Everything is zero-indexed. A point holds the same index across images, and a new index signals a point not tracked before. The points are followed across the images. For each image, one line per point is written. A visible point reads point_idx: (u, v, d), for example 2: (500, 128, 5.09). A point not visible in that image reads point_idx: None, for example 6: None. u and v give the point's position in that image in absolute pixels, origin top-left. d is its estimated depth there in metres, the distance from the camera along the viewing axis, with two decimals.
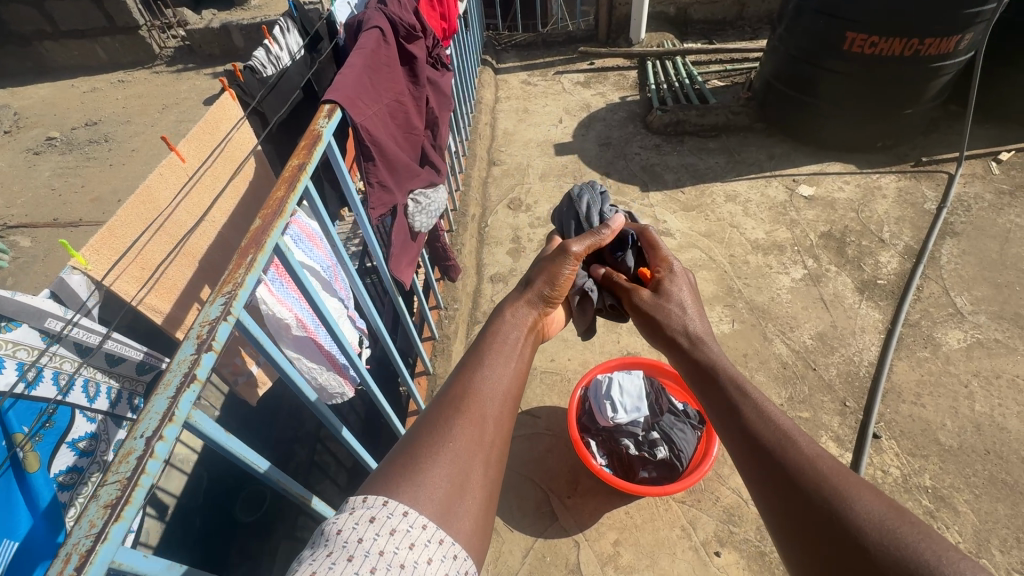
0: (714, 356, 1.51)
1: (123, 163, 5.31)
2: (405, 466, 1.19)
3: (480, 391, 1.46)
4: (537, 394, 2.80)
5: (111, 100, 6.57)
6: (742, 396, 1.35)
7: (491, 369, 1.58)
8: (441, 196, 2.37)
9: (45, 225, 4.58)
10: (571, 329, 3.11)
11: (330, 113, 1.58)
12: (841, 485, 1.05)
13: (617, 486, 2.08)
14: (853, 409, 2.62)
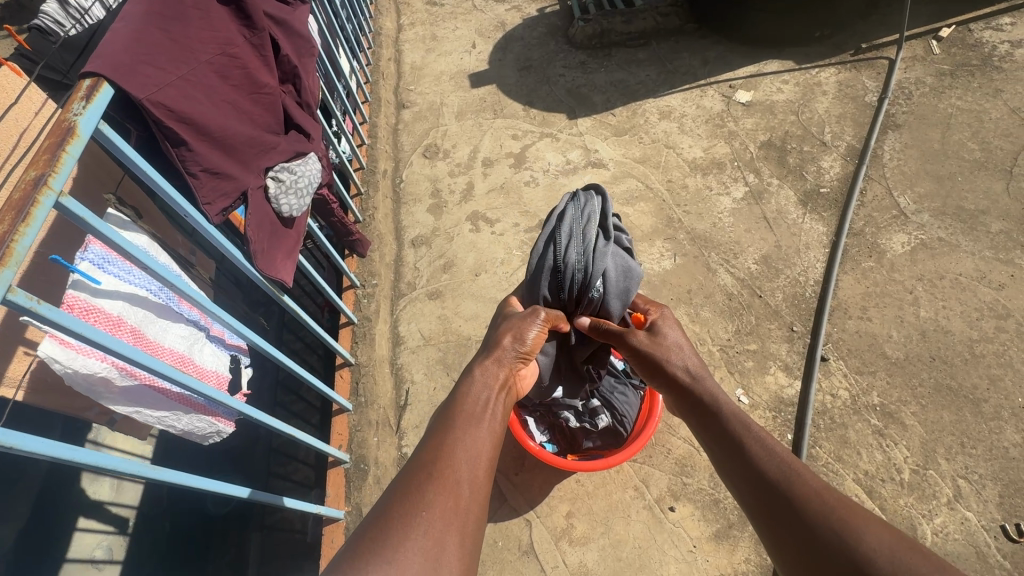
0: (713, 390, 1.39)
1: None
2: (374, 541, 1.11)
3: (456, 451, 1.33)
4: None
5: None
6: (738, 418, 1.27)
7: (467, 431, 1.40)
8: (315, 167, 1.96)
9: None
10: (505, 289, 2.83)
11: (89, 91, 1.18)
12: (845, 515, 0.97)
13: (561, 466, 1.92)
14: (801, 333, 2.50)
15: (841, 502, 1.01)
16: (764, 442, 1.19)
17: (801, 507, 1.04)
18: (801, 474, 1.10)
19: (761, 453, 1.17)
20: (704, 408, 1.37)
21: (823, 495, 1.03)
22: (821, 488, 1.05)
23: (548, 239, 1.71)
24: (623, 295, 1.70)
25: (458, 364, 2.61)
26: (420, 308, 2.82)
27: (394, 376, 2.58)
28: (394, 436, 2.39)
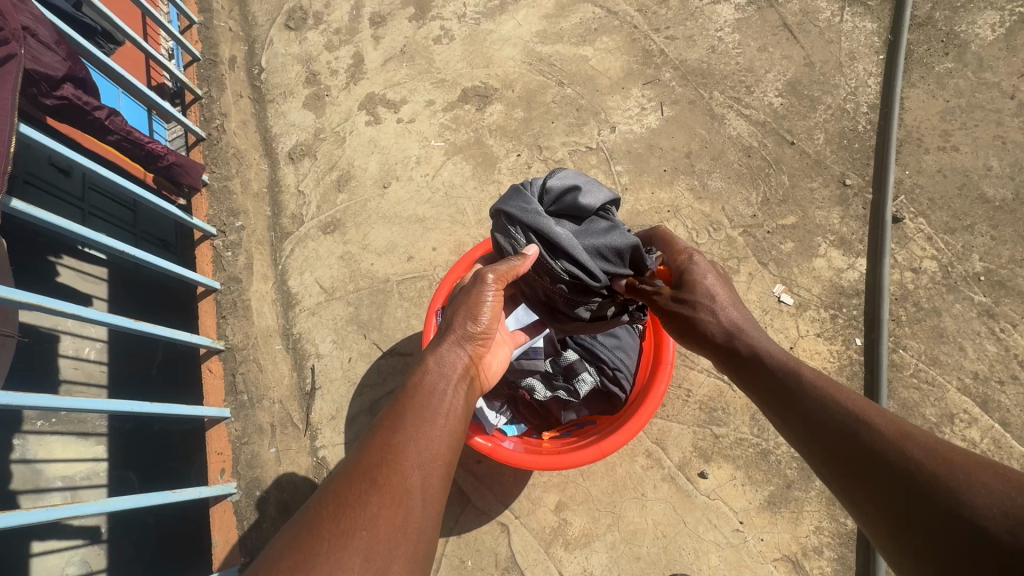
0: (754, 332, 0.98)
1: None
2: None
3: (405, 450, 0.79)
4: (399, 320, 1.81)
5: None
6: (795, 366, 0.90)
7: (417, 419, 0.83)
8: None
9: None
10: (428, 200, 1.97)
11: None
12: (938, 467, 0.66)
13: (528, 464, 1.24)
14: (857, 188, 1.71)
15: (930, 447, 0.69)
16: (825, 386, 0.85)
17: (893, 479, 0.70)
18: (883, 422, 0.75)
19: (830, 409, 0.81)
20: (748, 369, 0.96)
21: (905, 437, 0.72)
22: (903, 434, 0.72)
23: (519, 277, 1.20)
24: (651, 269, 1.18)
25: (377, 319, 1.83)
26: (314, 250, 1.97)
27: (291, 352, 1.81)
28: (303, 438, 1.69)
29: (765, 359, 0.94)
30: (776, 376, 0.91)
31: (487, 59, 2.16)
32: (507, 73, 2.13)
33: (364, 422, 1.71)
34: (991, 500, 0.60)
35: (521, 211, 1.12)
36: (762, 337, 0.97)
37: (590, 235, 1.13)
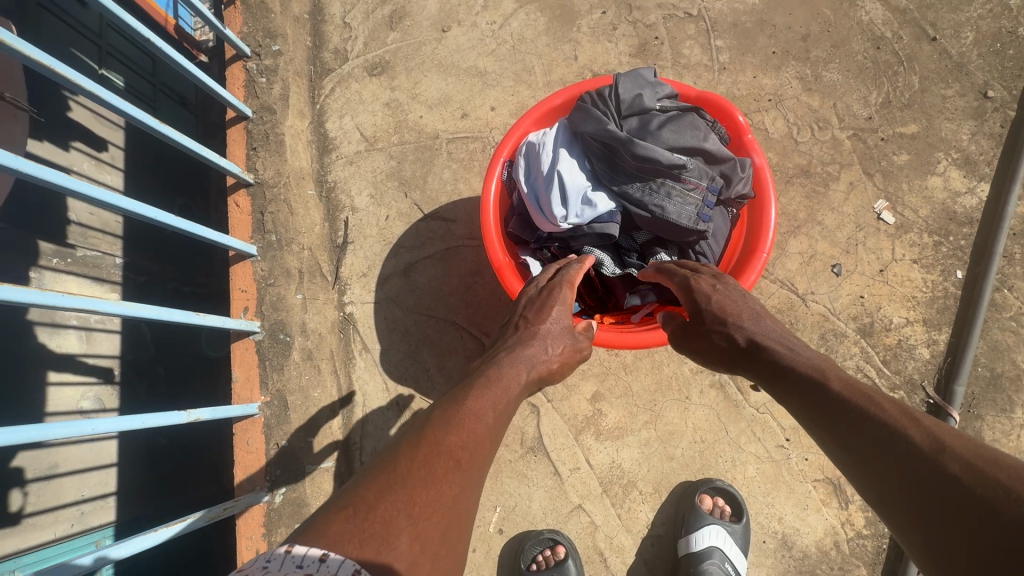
0: (773, 336, 0.90)
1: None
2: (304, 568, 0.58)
3: (476, 424, 0.81)
4: (445, 182, 1.64)
5: None
6: (818, 368, 0.80)
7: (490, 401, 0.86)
8: None
9: None
10: (492, 53, 1.71)
11: None
12: (969, 476, 0.56)
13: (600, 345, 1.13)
14: (999, 103, 1.46)
15: (967, 455, 0.58)
16: (848, 388, 0.74)
17: (936, 505, 0.58)
18: (922, 433, 0.63)
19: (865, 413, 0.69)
20: (769, 380, 0.85)
21: (933, 440, 0.62)
22: (936, 442, 0.61)
23: (598, 179, 1.12)
24: (733, 166, 1.07)
25: (421, 178, 1.65)
26: (357, 92, 1.75)
27: (324, 200, 1.67)
28: (331, 289, 1.59)
29: (788, 361, 0.84)
30: (806, 382, 0.79)
31: None
32: None
33: (397, 284, 1.59)
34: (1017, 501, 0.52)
35: (588, 119, 1.07)
36: (783, 336, 0.90)
37: (670, 134, 1.06)
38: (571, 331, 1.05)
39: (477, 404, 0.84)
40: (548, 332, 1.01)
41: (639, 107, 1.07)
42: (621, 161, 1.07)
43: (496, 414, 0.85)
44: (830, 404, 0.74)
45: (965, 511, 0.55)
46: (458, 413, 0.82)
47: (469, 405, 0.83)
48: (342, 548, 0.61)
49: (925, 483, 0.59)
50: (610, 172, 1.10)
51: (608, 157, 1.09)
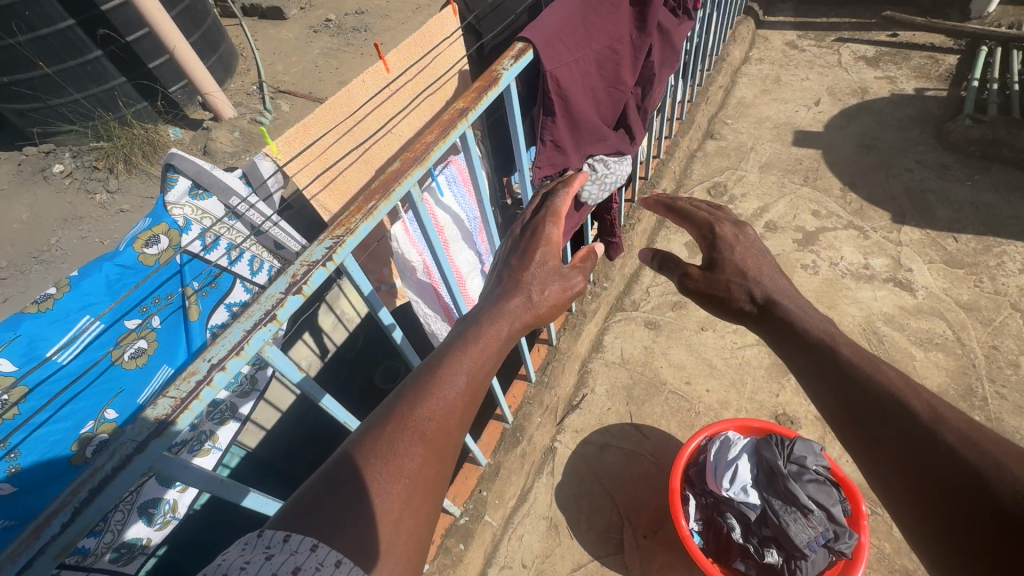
0: (787, 296, 1.35)
1: (357, 35, 5.38)
2: (268, 549, 0.69)
3: (431, 411, 0.94)
4: (655, 413, 2.44)
5: None
6: (849, 352, 1.17)
7: (440, 393, 0.96)
8: (625, 169, 2.05)
9: (290, 80, 4.87)
10: (725, 358, 2.58)
11: (519, 56, 1.38)
12: (962, 445, 0.87)
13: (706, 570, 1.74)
14: None
15: (960, 431, 0.89)
16: (853, 357, 1.15)
17: (935, 472, 0.88)
18: (923, 410, 0.96)
19: (889, 403, 1.02)
20: (811, 356, 1.23)
21: (926, 415, 0.95)
22: (937, 418, 0.94)
23: (757, 480, 1.85)
24: (842, 531, 1.71)
25: (642, 400, 2.49)
26: (632, 329, 2.75)
27: (579, 375, 2.60)
28: (554, 426, 2.44)
29: (830, 351, 1.19)
30: (840, 370, 1.15)
31: (833, 304, 2.68)
32: (841, 323, 2.61)
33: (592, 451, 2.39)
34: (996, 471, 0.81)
35: (767, 447, 1.87)
36: (797, 304, 1.34)
37: (812, 487, 1.77)
38: (556, 272, 1.24)
39: (436, 395, 0.96)
40: (538, 265, 1.23)
41: (800, 461, 1.82)
42: (776, 480, 1.80)
43: (450, 407, 0.96)
44: (856, 378, 1.10)
45: (968, 483, 0.82)
46: (417, 402, 0.93)
47: (427, 401, 0.94)
48: (307, 532, 0.73)
49: (925, 440, 0.92)
50: (766, 481, 1.83)
51: (769, 473, 1.84)
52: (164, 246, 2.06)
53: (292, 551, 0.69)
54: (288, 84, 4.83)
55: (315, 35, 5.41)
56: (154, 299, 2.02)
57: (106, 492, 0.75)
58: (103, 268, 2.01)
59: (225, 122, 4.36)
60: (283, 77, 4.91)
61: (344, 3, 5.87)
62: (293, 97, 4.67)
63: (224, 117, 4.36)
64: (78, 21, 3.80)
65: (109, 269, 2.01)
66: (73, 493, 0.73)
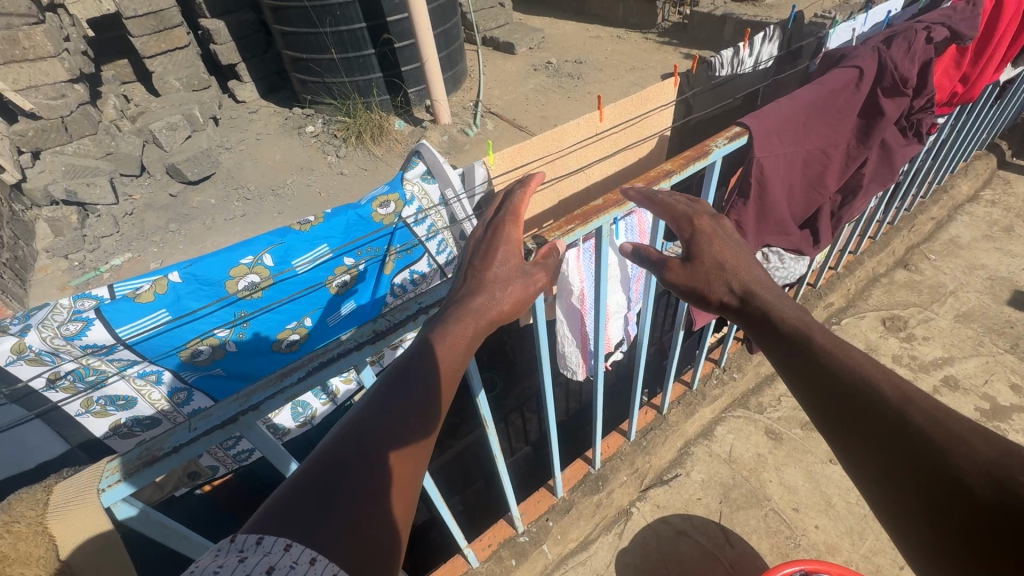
0: (760, 280, 0.96)
1: (568, 80, 5.87)
2: (241, 551, 0.56)
3: (402, 403, 0.77)
4: (748, 525, 2.19)
5: (585, 23, 7.29)
6: (795, 323, 0.88)
7: (411, 384, 0.79)
8: (798, 269, 2.00)
9: (499, 105, 5.50)
10: (850, 503, 2.24)
11: (733, 137, 1.47)
12: (935, 431, 0.67)
13: None
14: None
15: (934, 417, 0.69)
16: (802, 334, 0.86)
17: (918, 467, 0.68)
18: (897, 389, 0.74)
19: (870, 387, 0.75)
20: (765, 335, 0.91)
21: (894, 394, 0.73)
22: (906, 397, 0.72)
23: None
24: None
25: (738, 505, 2.25)
26: (750, 429, 2.52)
27: (678, 451, 2.44)
28: (635, 491, 2.29)
29: (779, 321, 0.89)
30: (799, 351, 0.85)
31: None
32: None
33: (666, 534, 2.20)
34: (976, 457, 0.63)
35: None
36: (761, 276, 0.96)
37: None
38: (520, 267, 0.96)
39: (407, 385, 0.79)
40: (494, 278, 0.93)
41: None
42: None
43: (422, 396, 0.79)
44: (824, 365, 0.81)
45: (953, 481, 0.63)
46: (388, 399, 0.77)
47: (394, 395, 0.77)
48: (277, 533, 0.59)
49: (901, 428, 0.70)
50: None
51: None
52: (391, 211, 1.99)
53: (267, 551, 0.57)
54: (499, 108, 5.46)
55: (534, 73, 6.06)
56: (368, 248, 2.04)
57: (322, 372, 0.84)
58: (347, 212, 2.02)
59: (439, 125, 5.02)
60: (495, 102, 5.56)
61: (567, 53, 6.48)
62: (497, 119, 5.26)
63: (440, 121, 5.02)
64: (368, 25, 4.72)
65: (350, 215, 2.03)
66: (299, 364, 0.84)
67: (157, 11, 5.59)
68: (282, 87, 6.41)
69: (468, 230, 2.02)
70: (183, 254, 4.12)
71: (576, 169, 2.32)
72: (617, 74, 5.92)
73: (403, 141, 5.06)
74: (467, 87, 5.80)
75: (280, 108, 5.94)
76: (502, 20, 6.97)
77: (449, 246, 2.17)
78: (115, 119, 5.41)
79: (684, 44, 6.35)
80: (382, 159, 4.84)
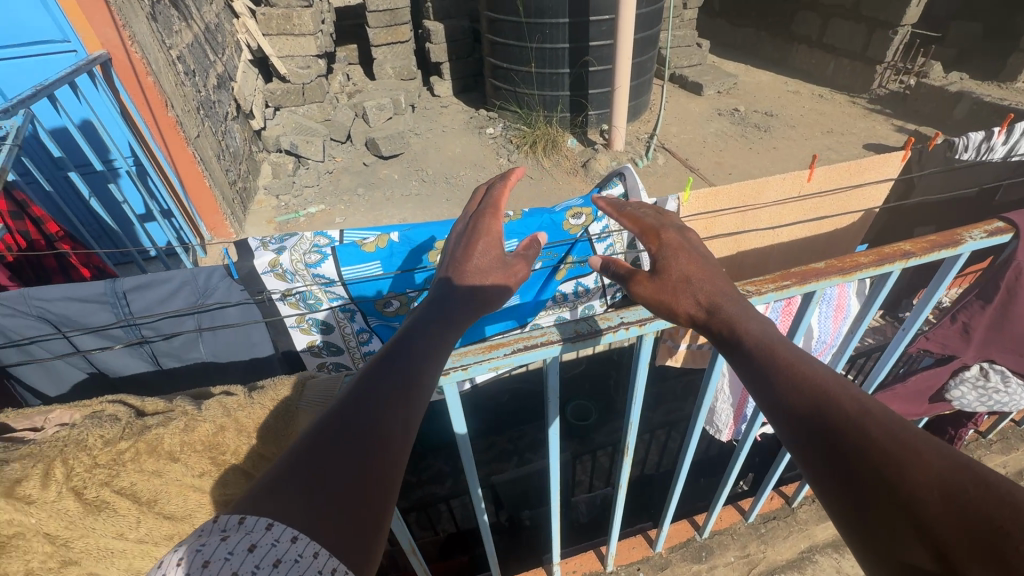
0: (726, 292, 0.83)
1: (754, 132, 5.59)
2: (224, 531, 0.52)
3: (396, 370, 0.71)
4: None
5: (784, 77, 6.90)
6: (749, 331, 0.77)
7: (404, 352, 0.74)
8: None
9: (674, 143, 5.41)
10: None
11: (996, 232, 1.21)
12: (893, 449, 0.58)
13: None
14: None
15: (899, 442, 0.59)
16: (764, 348, 0.73)
17: (871, 493, 0.58)
18: (865, 413, 0.62)
19: (841, 410, 0.63)
20: (726, 348, 0.78)
21: (865, 415, 0.62)
22: (864, 411, 0.62)
23: None
24: None
25: None
26: None
27: None
28: None
29: (742, 332, 0.77)
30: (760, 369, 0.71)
31: None
32: None
33: None
34: (930, 477, 0.56)
35: None
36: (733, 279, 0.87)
37: None
38: (500, 258, 1.04)
39: (404, 352, 0.74)
40: (476, 264, 1.00)
41: None
42: None
43: (415, 359, 0.73)
44: (795, 385, 0.67)
45: (904, 507, 0.56)
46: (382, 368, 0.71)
47: (388, 362, 0.72)
48: (259, 511, 0.53)
49: (871, 466, 0.59)
50: None
51: None
52: (581, 224, 2.00)
53: (247, 530, 0.52)
54: (673, 145, 5.39)
55: (718, 117, 5.88)
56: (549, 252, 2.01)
57: (529, 354, 0.81)
58: (544, 216, 1.98)
59: (611, 150, 5.07)
60: (671, 139, 5.49)
61: (758, 104, 6.17)
62: (670, 156, 5.18)
63: (613, 146, 5.08)
64: (570, 46, 4.96)
65: (546, 219, 1.98)
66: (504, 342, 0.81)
67: (394, 9, 6.37)
68: (474, 89, 6.98)
69: (644, 260, 2.05)
70: (362, 216, 4.66)
71: (765, 226, 2.24)
72: (811, 134, 5.50)
73: (572, 157, 5.20)
74: (646, 119, 5.80)
75: (468, 108, 6.48)
76: (696, 61, 6.87)
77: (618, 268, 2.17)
78: (337, 92, 6.31)
79: (899, 117, 5.71)
80: (549, 171, 5.03)
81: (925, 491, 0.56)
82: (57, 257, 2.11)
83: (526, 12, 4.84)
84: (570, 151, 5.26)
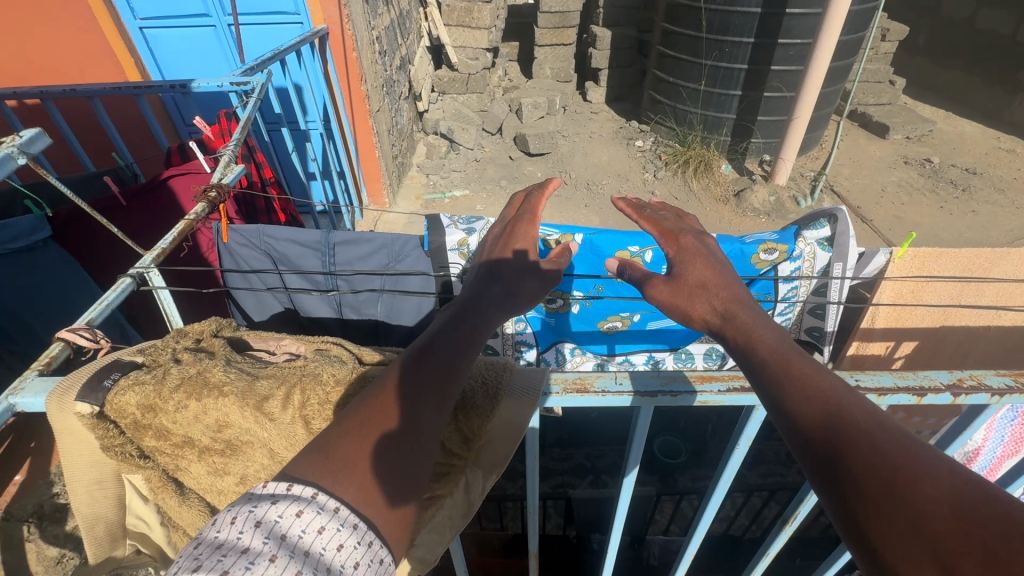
0: (748, 304, 0.84)
1: (948, 189, 4.86)
2: (271, 496, 0.63)
3: (424, 348, 0.82)
4: None
5: (997, 131, 5.90)
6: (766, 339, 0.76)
7: (436, 335, 0.85)
8: None
9: (846, 187, 4.87)
10: None
11: None
12: (902, 462, 0.57)
13: None
14: None
15: (912, 461, 0.57)
16: (778, 358, 0.72)
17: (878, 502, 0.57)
18: (877, 426, 0.61)
19: (854, 422, 0.61)
20: (739, 352, 0.77)
21: (879, 427, 0.61)
22: (879, 424, 0.61)
23: None
24: None
25: None
26: None
27: None
28: None
29: (758, 340, 0.76)
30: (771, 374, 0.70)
31: None
32: None
33: None
34: (936, 495, 0.55)
35: None
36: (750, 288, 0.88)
37: None
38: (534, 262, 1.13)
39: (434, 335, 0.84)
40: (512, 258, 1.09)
41: None
42: None
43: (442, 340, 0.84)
44: (808, 393, 0.66)
45: (912, 521, 0.54)
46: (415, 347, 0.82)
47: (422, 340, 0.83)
48: (303, 478, 0.65)
49: (876, 475, 0.58)
50: None
51: None
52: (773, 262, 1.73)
53: (292, 502, 0.62)
54: (842, 188, 4.85)
55: (903, 166, 5.19)
56: None
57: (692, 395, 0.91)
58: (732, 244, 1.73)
59: (771, 183, 4.68)
60: (841, 181, 4.94)
61: (957, 158, 5.34)
62: (839, 200, 4.66)
63: (774, 180, 4.68)
64: (749, 67, 4.66)
65: (734, 249, 1.73)
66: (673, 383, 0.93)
67: (566, 11, 6.44)
68: (627, 99, 6.86)
69: (830, 313, 1.83)
70: (501, 208, 4.78)
71: (984, 304, 1.92)
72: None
73: (723, 184, 4.88)
74: (813, 156, 5.28)
75: (618, 117, 6.38)
76: (885, 100, 6.11)
77: (791, 314, 1.92)
78: (495, 85, 6.52)
79: None
80: (696, 195, 4.77)
81: (935, 506, 0.54)
82: (268, 201, 2.39)
83: (709, 27, 4.63)
84: (722, 177, 4.95)
